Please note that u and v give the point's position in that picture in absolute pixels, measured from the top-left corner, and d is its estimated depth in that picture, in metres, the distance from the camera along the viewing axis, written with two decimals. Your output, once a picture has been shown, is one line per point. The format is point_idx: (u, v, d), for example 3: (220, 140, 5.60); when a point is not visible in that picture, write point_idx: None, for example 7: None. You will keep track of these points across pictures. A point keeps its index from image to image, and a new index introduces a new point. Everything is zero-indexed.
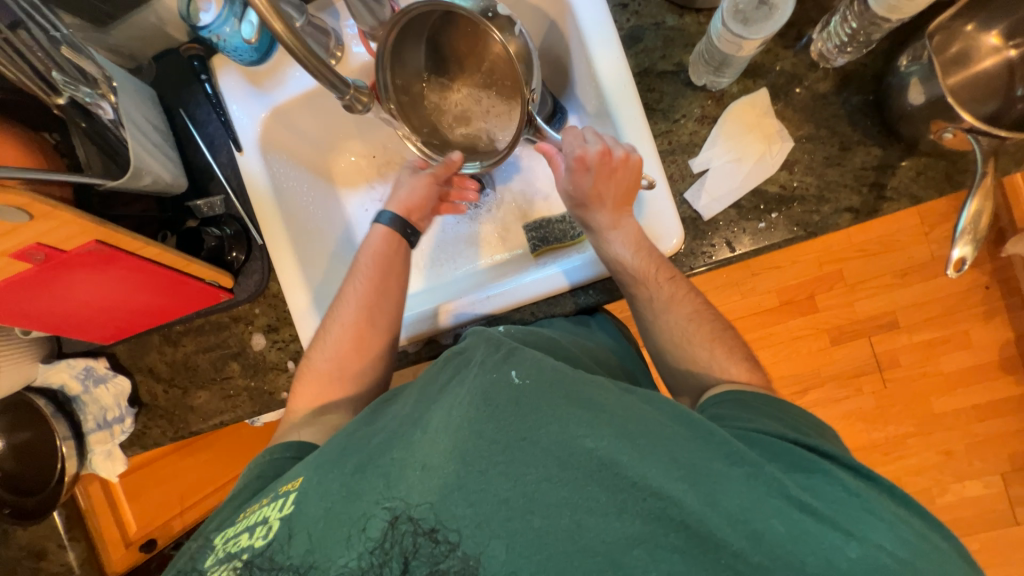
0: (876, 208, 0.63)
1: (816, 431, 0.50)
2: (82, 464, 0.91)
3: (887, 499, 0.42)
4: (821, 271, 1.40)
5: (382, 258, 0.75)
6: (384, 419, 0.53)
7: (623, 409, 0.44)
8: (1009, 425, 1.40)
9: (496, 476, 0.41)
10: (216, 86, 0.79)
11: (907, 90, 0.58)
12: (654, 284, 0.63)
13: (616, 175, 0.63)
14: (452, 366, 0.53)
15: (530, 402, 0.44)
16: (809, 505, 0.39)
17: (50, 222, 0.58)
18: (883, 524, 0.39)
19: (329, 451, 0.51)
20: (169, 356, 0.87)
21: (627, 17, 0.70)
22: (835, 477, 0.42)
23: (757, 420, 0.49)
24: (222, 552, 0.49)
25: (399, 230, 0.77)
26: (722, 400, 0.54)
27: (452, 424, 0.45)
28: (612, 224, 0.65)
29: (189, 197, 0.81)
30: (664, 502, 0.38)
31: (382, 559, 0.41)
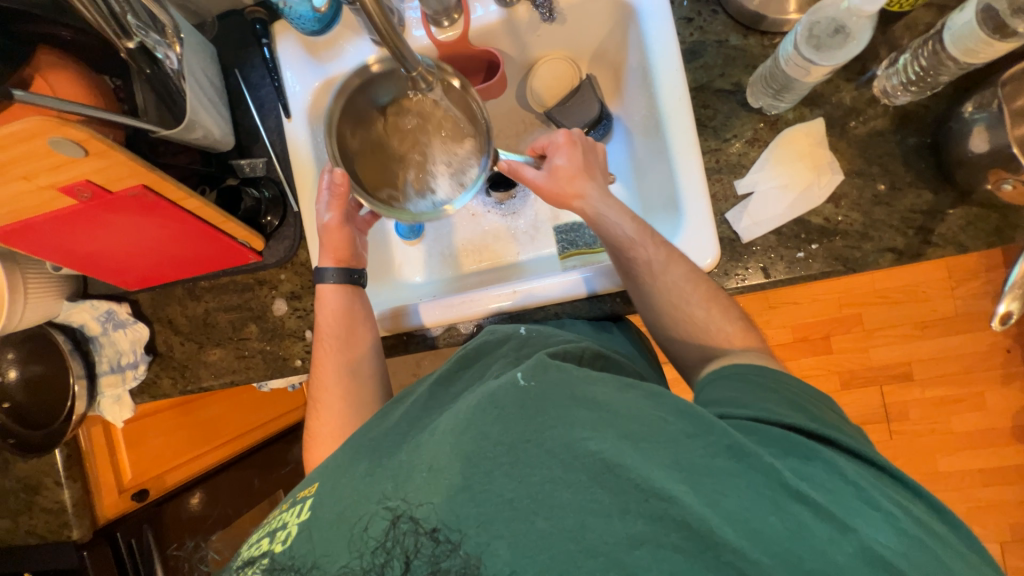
0: (920, 252, 0.62)
1: (812, 400, 0.48)
2: (90, 405, 0.92)
3: (884, 483, 0.41)
4: (840, 313, 1.39)
5: (337, 321, 0.73)
6: (395, 418, 0.54)
7: (624, 405, 0.43)
8: (1015, 495, 1.37)
9: (501, 476, 0.40)
10: (274, 51, 0.80)
11: (969, 136, 0.57)
12: (650, 245, 0.62)
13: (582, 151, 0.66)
14: (473, 371, 0.57)
15: (535, 406, 0.43)
16: (807, 495, 0.38)
17: (103, 160, 0.59)
18: (878, 514, 0.38)
19: (338, 457, 0.52)
20: (190, 310, 0.88)
21: (691, 31, 0.70)
22: (833, 464, 0.41)
23: (755, 400, 0.47)
24: (248, 549, 0.50)
25: (345, 281, 0.74)
26: (723, 378, 0.52)
27: (455, 426, 0.45)
28: (603, 199, 0.64)
29: (232, 156, 0.82)
30: (666, 502, 0.37)
31: (383, 559, 0.41)
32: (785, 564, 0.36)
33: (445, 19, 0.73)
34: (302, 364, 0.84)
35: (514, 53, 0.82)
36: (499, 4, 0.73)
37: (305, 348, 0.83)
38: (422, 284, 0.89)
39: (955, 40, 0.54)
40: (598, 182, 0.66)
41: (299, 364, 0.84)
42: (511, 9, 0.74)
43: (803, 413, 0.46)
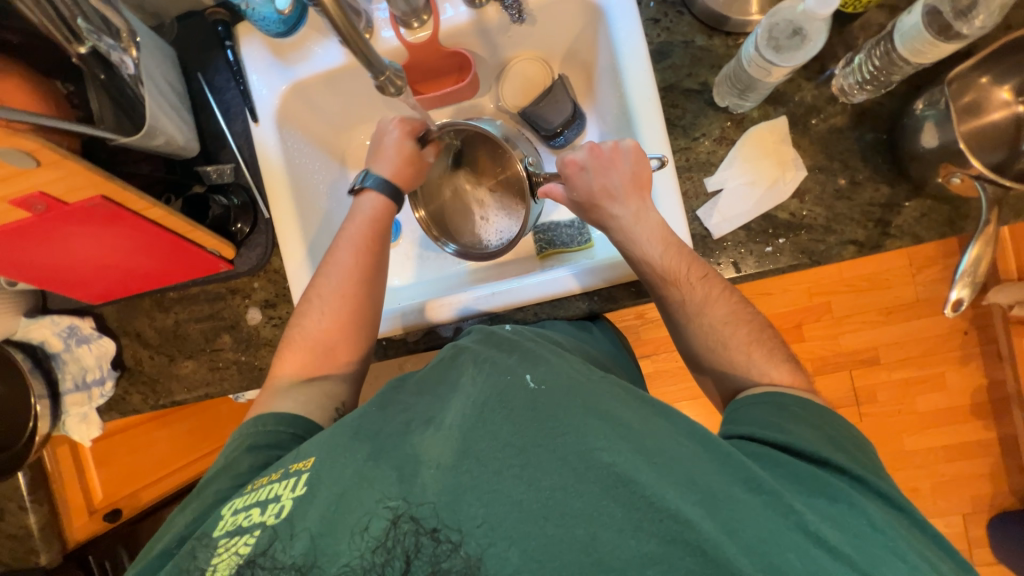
0: (879, 244, 0.65)
1: (851, 441, 0.50)
2: (54, 425, 0.88)
3: (911, 534, 0.43)
4: (810, 302, 1.44)
5: (371, 230, 0.74)
6: (396, 408, 0.53)
7: (640, 422, 0.45)
8: (975, 468, 1.45)
9: (511, 478, 0.41)
10: (238, 54, 0.78)
11: (920, 132, 0.60)
12: (682, 284, 0.63)
13: (617, 170, 0.66)
14: (448, 376, 0.54)
15: (547, 409, 0.45)
16: (826, 540, 0.39)
17: (57, 171, 0.56)
18: (903, 565, 0.39)
19: (340, 432, 0.51)
20: (159, 322, 0.85)
21: (658, 32, 0.71)
22: (860, 509, 0.43)
23: (790, 428, 0.50)
24: (228, 522, 0.48)
25: (390, 195, 0.76)
26: (761, 402, 0.54)
27: (465, 418, 0.46)
28: (631, 228, 0.65)
29: (198, 163, 0.80)
30: (681, 525, 0.38)
31: (383, 558, 0.41)
32: None
33: (415, 20, 0.72)
34: None
35: (486, 54, 0.81)
36: (468, 5, 0.74)
37: None
38: (403, 287, 0.90)
39: (904, 40, 0.56)
40: (625, 204, 0.66)
41: None
42: (480, 10, 0.74)
43: (837, 451, 0.48)
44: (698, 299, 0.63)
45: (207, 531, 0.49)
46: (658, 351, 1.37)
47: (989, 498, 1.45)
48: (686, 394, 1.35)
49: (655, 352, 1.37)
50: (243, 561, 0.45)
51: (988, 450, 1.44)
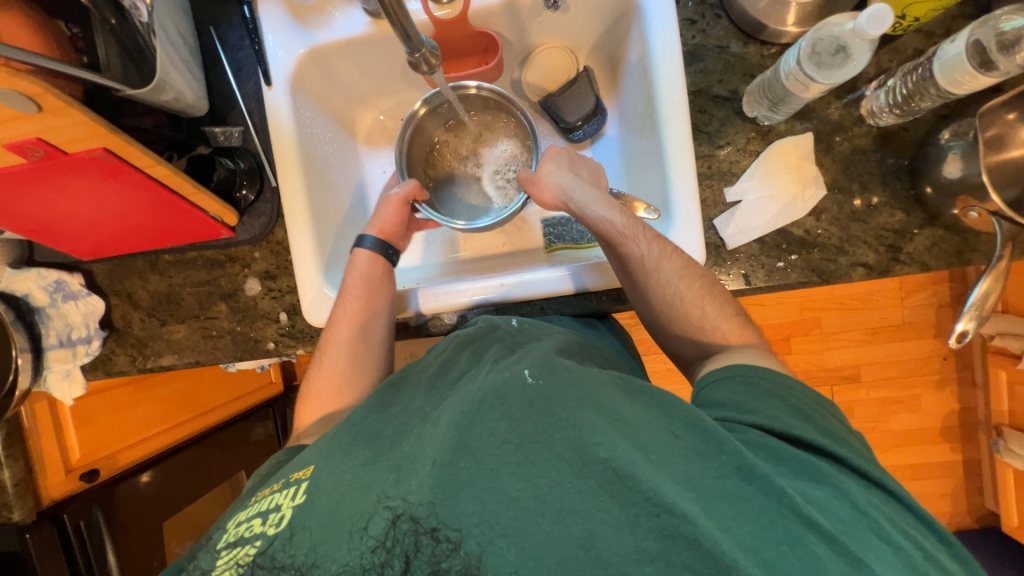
0: (888, 269, 0.66)
1: (817, 410, 0.50)
2: (35, 380, 0.85)
3: (890, 509, 0.43)
4: (801, 316, 1.47)
5: (366, 276, 0.74)
6: (395, 409, 0.54)
7: (636, 415, 0.45)
8: (940, 488, 1.51)
9: (507, 476, 0.41)
10: (255, 11, 0.75)
11: (944, 163, 0.60)
12: (640, 240, 0.63)
13: (583, 165, 0.75)
14: (468, 351, 0.58)
15: (544, 403, 0.45)
16: (819, 525, 0.39)
17: (60, 118, 0.53)
18: (888, 549, 0.39)
19: (338, 439, 0.51)
20: (152, 284, 0.82)
21: (693, 34, 0.70)
22: (843, 490, 0.42)
23: (760, 405, 0.49)
24: (232, 533, 0.49)
25: (381, 251, 0.77)
26: (726, 379, 0.54)
27: (460, 417, 0.46)
28: (590, 195, 0.68)
29: (205, 122, 0.76)
30: (677, 518, 0.38)
31: (383, 558, 0.41)
32: None
33: None
34: (275, 347, 0.80)
35: (512, 38, 0.79)
36: None
37: (278, 331, 0.80)
38: (406, 269, 0.88)
39: (943, 69, 0.56)
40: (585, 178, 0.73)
41: (271, 347, 0.80)
42: None
43: (808, 422, 0.48)
44: (657, 254, 0.63)
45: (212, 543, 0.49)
46: (650, 352, 1.38)
47: (948, 516, 1.51)
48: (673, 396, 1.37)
49: (646, 352, 1.38)
50: (246, 564, 0.45)
51: (953, 472, 1.50)
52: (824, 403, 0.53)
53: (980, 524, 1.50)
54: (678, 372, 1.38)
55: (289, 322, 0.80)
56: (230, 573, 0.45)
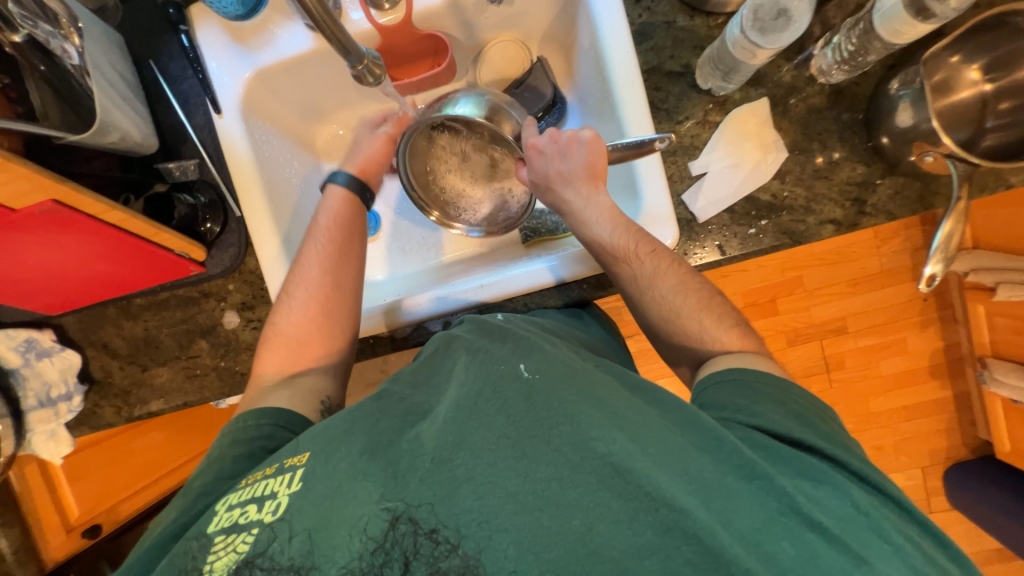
0: (856, 222, 0.67)
1: (822, 418, 0.51)
2: (20, 444, 0.83)
3: (891, 512, 0.43)
4: (783, 276, 1.49)
5: (341, 222, 0.72)
6: (394, 399, 0.52)
7: (632, 409, 0.45)
8: (932, 424, 1.56)
9: (505, 469, 0.42)
10: (194, 40, 0.73)
11: (896, 112, 0.61)
12: (625, 245, 0.63)
13: (575, 154, 0.66)
14: (480, 355, 0.52)
15: (541, 393, 0.45)
16: (820, 523, 0.40)
17: (1, 175, 0.51)
18: (890, 548, 0.40)
19: (336, 426, 0.50)
20: (127, 331, 0.80)
21: (639, 12, 0.70)
22: (846, 493, 0.43)
23: (764, 409, 0.50)
24: (223, 517, 0.47)
25: (355, 192, 0.75)
26: (727, 381, 0.54)
27: (458, 407, 0.46)
28: (585, 198, 0.66)
29: (158, 159, 0.74)
30: (677, 513, 0.39)
31: (383, 559, 0.40)
32: None
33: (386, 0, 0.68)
34: None
35: (461, 36, 0.78)
36: None
37: None
38: (384, 282, 0.87)
39: (883, 21, 0.57)
40: (575, 186, 0.66)
41: None
42: None
43: (810, 429, 0.49)
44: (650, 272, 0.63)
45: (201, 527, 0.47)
46: (640, 330, 1.39)
47: (945, 451, 1.56)
48: (667, 371, 1.38)
49: (637, 332, 1.39)
50: (240, 559, 0.43)
51: (944, 407, 1.55)
52: (829, 410, 0.54)
53: (974, 454, 1.56)
54: None
55: None
56: (223, 568, 0.43)
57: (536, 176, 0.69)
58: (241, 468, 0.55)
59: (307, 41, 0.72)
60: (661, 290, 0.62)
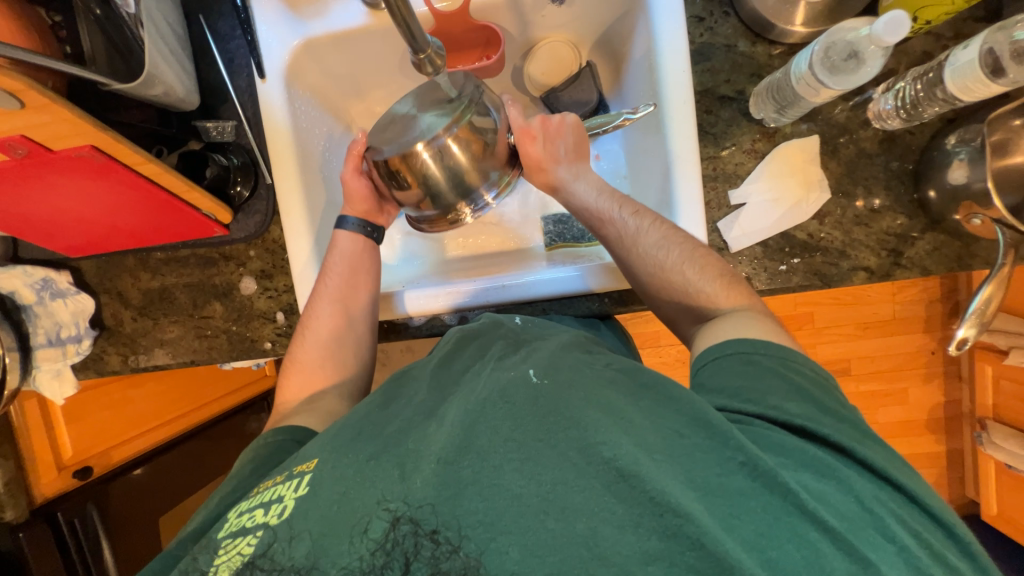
0: (889, 273, 0.66)
1: (821, 390, 0.50)
2: (24, 380, 0.83)
3: (897, 504, 0.43)
4: (795, 311, 1.48)
5: (351, 258, 0.72)
6: (402, 405, 0.53)
7: (641, 416, 0.45)
8: (922, 477, 1.55)
9: (510, 472, 0.41)
10: (247, 0, 0.72)
11: (949, 168, 0.60)
12: (617, 212, 0.66)
13: (563, 138, 0.69)
14: (473, 347, 0.57)
15: (550, 401, 0.45)
16: (825, 523, 0.39)
17: (45, 115, 0.51)
18: (892, 547, 0.39)
19: (342, 433, 0.51)
20: (144, 283, 0.80)
21: (700, 32, 0.68)
22: (848, 485, 0.42)
23: (760, 392, 0.49)
24: (233, 522, 0.48)
25: (361, 231, 0.74)
26: (726, 357, 0.54)
27: (464, 416, 0.45)
28: (574, 174, 0.69)
29: (196, 116, 0.74)
30: (681, 518, 0.38)
31: (383, 560, 0.40)
32: None
33: None
34: (273, 347, 0.79)
35: (515, 31, 0.77)
36: None
37: (275, 331, 0.78)
38: (398, 266, 0.86)
39: (954, 75, 0.55)
40: (565, 164, 0.70)
41: (268, 347, 0.79)
42: None
43: (809, 404, 0.48)
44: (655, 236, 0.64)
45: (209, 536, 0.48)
46: (645, 346, 1.39)
47: None
48: None
49: (641, 346, 1.39)
50: (244, 561, 0.43)
51: (937, 462, 1.55)
52: (829, 379, 0.53)
53: (960, 511, 1.56)
54: (672, 365, 1.40)
55: (287, 322, 0.78)
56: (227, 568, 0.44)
57: (529, 160, 0.69)
58: (253, 475, 0.56)
59: (360, 17, 0.71)
60: (670, 274, 0.62)
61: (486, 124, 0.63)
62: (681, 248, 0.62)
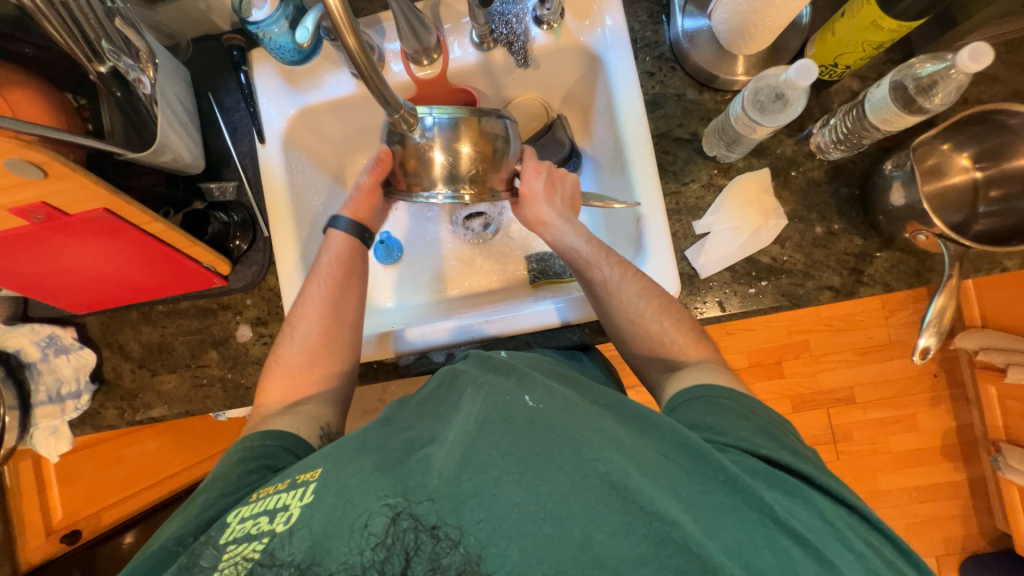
0: (854, 291, 0.69)
1: (781, 432, 0.52)
2: (21, 438, 0.84)
3: (855, 522, 0.45)
4: (789, 339, 1.50)
5: (341, 261, 0.75)
6: (401, 424, 0.54)
7: (632, 439, 0.47)
8: (945, 509, 1.49)
9: (509, 483, 0.43)
10: (250, 78, 0.81)
11: (890, 191, 0.64)
12: (604, 264, 0.69)
13: (561, 190, 0.75)
14: (452, 391, 0.56)
15: (544, 423, 0.46)
16: (795, 530, 0.41)
17: (63, 182, 0.57)
18: (852, 556, 0.41)
19: (344, 445, 0.51)
20: (144, 335, 0.84)
21: (653, 84, 0.76)
22: (814, 504, 0.44)
23: (729, 427, 0.50)
24: (233, 531, 0.48)
25: (356, 234, 0.77)
26: (695, 400, 0.55)
27: (465, 434, 0.47)
28: (560, 217, 0.73)
29: (201, 179, 0.80)
30: (668, 525, 0.40)
31: (384, 555, 0.42)
32: None
33: (425, 58, 0.74)
34: None
35: (490, 92, 0.85)
36: (476, 47, 0.77)
37: None
38: (392, 309, 0.90)
39: (873, 110, 0.62)
40: (557, 207, 0.74)
41: None
42: (487, 53, 0.78)
43: (774, 440, 0.50)
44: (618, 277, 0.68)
45: (210, 538, 0.49)
46: None
47: (960, 540, 1.49)
48: None
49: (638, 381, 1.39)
50: (249, 565, 0.44)
51: (958, 492, 1.48)
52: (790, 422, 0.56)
53: (993, 546, 1.47)
54: None
55: None
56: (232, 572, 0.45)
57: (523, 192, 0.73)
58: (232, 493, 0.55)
59: (349, 86, 0.80)
60: (648, 323, 0.65)
61: (497, 132, 0.65)
62: (658, 299, 0.66)
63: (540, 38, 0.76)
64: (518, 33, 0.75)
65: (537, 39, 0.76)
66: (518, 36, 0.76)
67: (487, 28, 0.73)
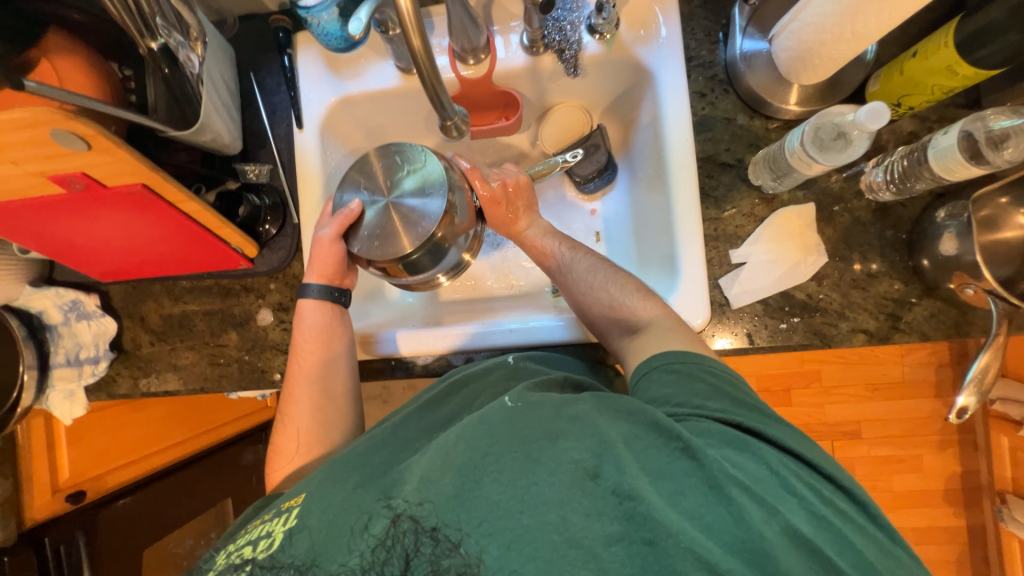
0: (888, 336, 0.68)
1: (735, 386, 0.54)
2: (37, 399, 0.85)
3: (797, 466, 0.47)
4: (802, 368, 1.48)
5: (319, 329, 0.73)
6: (379, 438, 0.59)
7: (591, 410, 0.49)
8: (942, 553, 1.48)
9: (490, 482, 0.44)
10: (294, 61, 0.80)
11: (940, 239, 0.63)
12: (558, 248, 0.75)
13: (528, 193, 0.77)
14: (461, 396, 0.63)
15: (521, 421, 0.48)
16: (745, 485, 0.43)
17: (105, 156, 0.57)
18: (797, 501, 0.44)
19: (327, 468, 0.55)
20: (166, 309, 0.84)
21: (703, 105, 0.74)
22: (761, 455, 0.46)
23: (686, 395, 0.53)
24: (227, 559, 0.51)
25: (327, 297, 0.73)
26: (654, 370, 0.57)
27: (446, 440, 0.50)
28: (534, 220, 0.77)
29: (236, 160, 0.80)
30: (637, 502, 0.41)
31: (384, 556, 0.43)
32: (736, 554, 0.40)
33: (472, 57, 0.73)
34: (281, 379, 0.81)
35: (533, 97, 0.84)
36: (526, 50, 0.76)
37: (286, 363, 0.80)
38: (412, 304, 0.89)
39: (938, 156, 0.60)
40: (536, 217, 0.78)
41: (277, 379, 0.81)
42: (536, 57, 0.76)
43: (727, 398, 0.52)
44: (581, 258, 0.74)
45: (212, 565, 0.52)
46: None
47: None
48: None
49: None
50: None
51: (957, 538, 1.47)
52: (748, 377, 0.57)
53: None
54: None
55: None
56: None
57: (493, 217, 0.76)
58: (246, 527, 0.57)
59: (392, 77, 0.79)
60: (598, 293, 0.69)
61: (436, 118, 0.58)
62: (606, 271, 0.70)
63: (592, 47, 0.75)
64: (571, 40, 0.74)
65: (589, 48, 0.75)
66: (570, 43, 0.74)
67: (540, 33, 0.72)
